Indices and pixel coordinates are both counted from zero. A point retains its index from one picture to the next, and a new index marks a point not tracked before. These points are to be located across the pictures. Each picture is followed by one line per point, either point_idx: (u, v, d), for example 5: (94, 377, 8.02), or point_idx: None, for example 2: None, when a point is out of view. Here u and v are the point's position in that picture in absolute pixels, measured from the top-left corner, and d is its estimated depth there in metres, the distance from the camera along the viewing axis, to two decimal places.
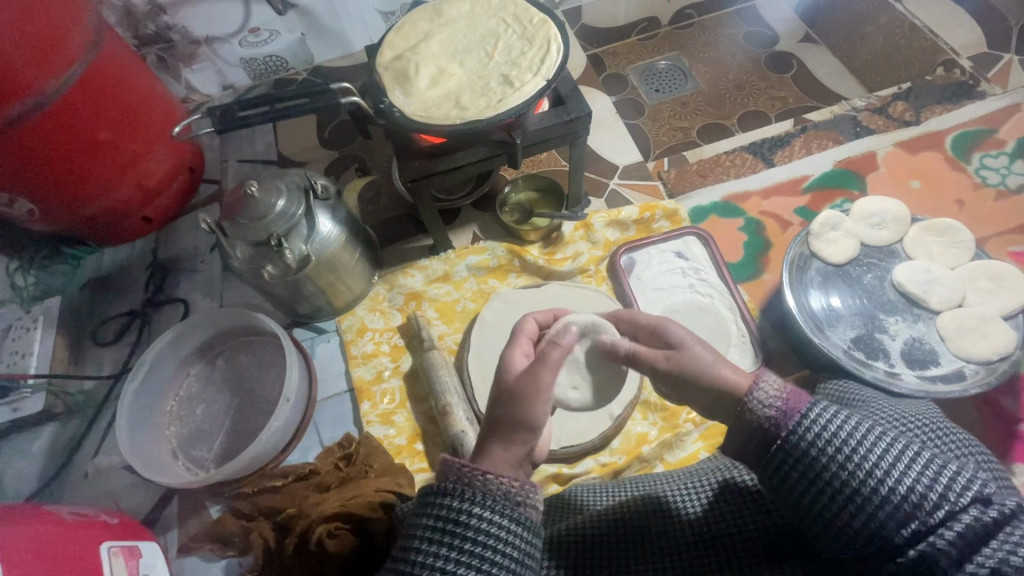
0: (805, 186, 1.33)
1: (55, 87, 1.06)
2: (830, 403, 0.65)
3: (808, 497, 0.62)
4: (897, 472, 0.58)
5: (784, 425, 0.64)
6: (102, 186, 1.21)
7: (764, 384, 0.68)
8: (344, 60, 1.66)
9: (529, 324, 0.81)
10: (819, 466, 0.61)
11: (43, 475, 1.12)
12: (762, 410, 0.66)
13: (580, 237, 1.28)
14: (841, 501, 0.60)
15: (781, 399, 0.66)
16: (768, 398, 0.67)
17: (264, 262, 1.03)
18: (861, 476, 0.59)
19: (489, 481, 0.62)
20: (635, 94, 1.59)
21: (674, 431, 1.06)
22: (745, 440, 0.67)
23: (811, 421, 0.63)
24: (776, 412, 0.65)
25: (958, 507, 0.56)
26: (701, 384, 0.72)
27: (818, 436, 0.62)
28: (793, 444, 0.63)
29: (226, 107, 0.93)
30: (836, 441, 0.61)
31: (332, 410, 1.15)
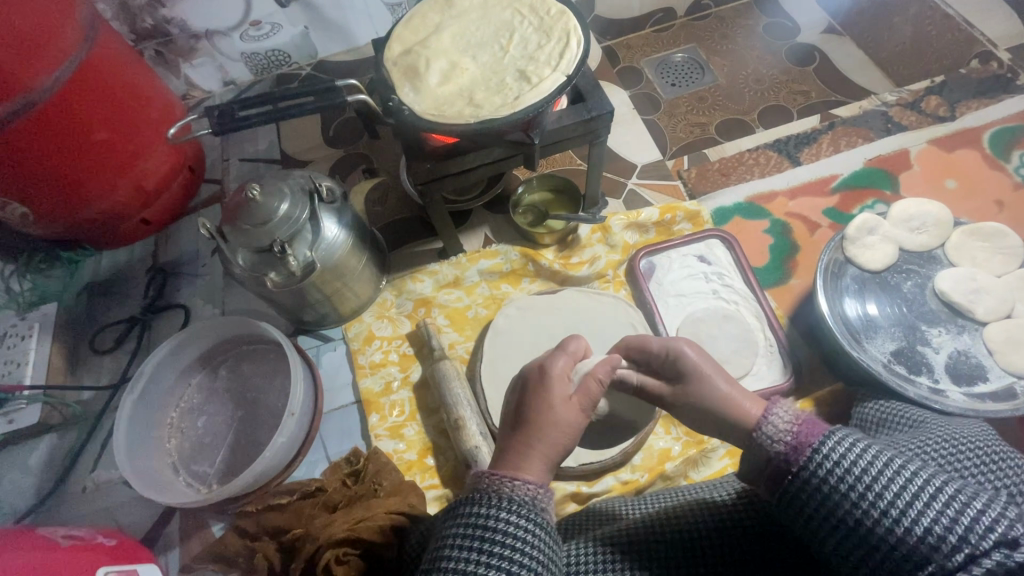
0: (834, 185, 1.27)
1: (48, 84, 1.01)
2: (846, 433, 0.60)
3: (817, 530, 0.59)
4: (912, 510, 0.53)
5: (793, 459, 0.61)
6: (99, 188, 1.17)
7: (777, 414, 0.65)
8: (349, 54, 1.60)
9: (575, 343, 0.83)
10: (826, 503, 0.58)
11: (40, 490, 1.07)
12: (772, 445, 0.63)
13: (597, 240, 1.22)
14: (851, 541, 0.56)
15: (792, 431, 0.63)
16: (778, 432, 0.63)
17: (266, 270, 0.98)
18: (870, 515, 0.55)
19: (515, 487, 0.65)
20: (650, 88, 1.51)
21: (698, 447, 1.01)
22: (755, 474, 0.65)
23: (819, 455, 0.59)
24: (785, 446, 0.62)
25: (979, 550, 0.50)
26: (713, 413, 0.73)
27: (827, 471, 0.58)
28: (801, 480, 0.59)
29: (224, 106, 0.87)
30: (846, 476, 0.57)
31: (338, 422, 1.10)
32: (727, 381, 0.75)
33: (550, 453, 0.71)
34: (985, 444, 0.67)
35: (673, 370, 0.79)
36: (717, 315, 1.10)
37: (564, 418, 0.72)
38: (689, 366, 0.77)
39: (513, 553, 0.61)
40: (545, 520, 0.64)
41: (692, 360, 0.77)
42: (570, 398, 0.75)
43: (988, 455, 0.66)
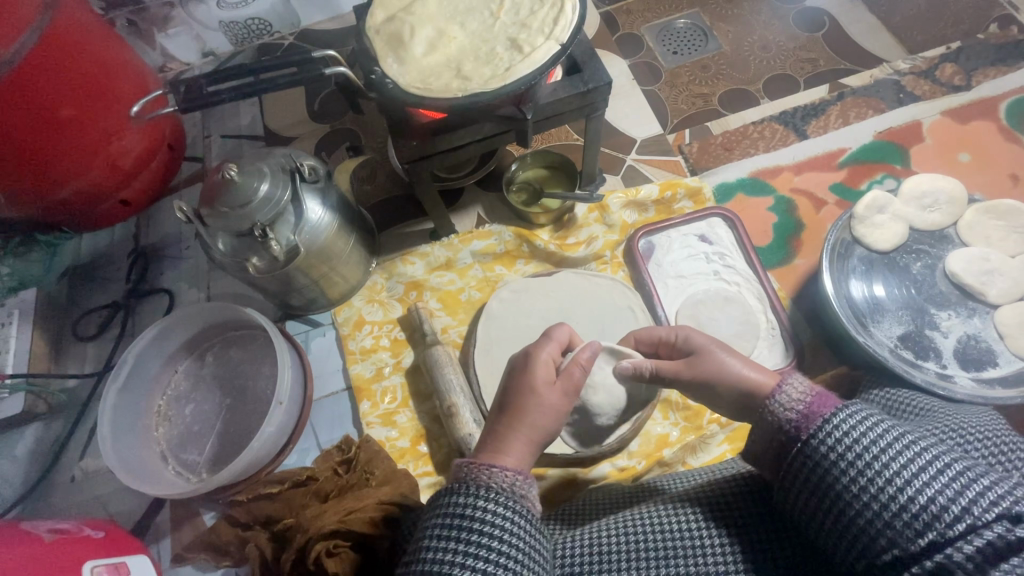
0: (842, 160, 1.22)
1: (5, 58, 0.94)
2: (858, 405, 0.58)
3: (817, 502, 0.56)
4: (916, 481, 0.51)
5: (802, 428, 0.59)
6: (72, 168, 1.11)
7: (787, 388, 0.62)
8: (333, 23, 1.53)
9: (561, 331, 0.79)
10: (827, 473, 0.56)
11: (28, 479, 1.06)
12: (782, 413, 0.61)
13: (594, 219, 1.16)
14: (850, 516, 0.54)
15: (803, 402, 0.61)
16: (789, 402, 0.61)
17: (248, 254, 0.94)
18: (872, 486, 0.53)
19: (493, 475, 0.62)
20: (650, 57, 1.43)
21: (697, 433, 0.98)
22: (762, 446, 0.63)
23: (830, 426, 0.57)
24: (796, 414, 0.60)
25: (981, 522, 0.48)
26: (724, 389, 0.70)
27: (836, 442, 0.56)
28: (810, 450, 0.57)
29: (191, 81, 0.78)
30: (854, 448, 0.55)
31: (330, 410, 1.07)
32: (736, 356, 0.72)
33: (541, 440, 0.69)
34: (996, 432, 0.64)
35: (687, 344, 0.76)
36: (718, 297, 1.06)
37: (550, 402, 0.71)
38: (698, 343, 0.75)
39: (493, 542, 0.59)
40: (525, 508, 0.62)
41: (701, 335, 0.75)
42: (554, 381, 0.73)
43: (1000, 443, 0.63)
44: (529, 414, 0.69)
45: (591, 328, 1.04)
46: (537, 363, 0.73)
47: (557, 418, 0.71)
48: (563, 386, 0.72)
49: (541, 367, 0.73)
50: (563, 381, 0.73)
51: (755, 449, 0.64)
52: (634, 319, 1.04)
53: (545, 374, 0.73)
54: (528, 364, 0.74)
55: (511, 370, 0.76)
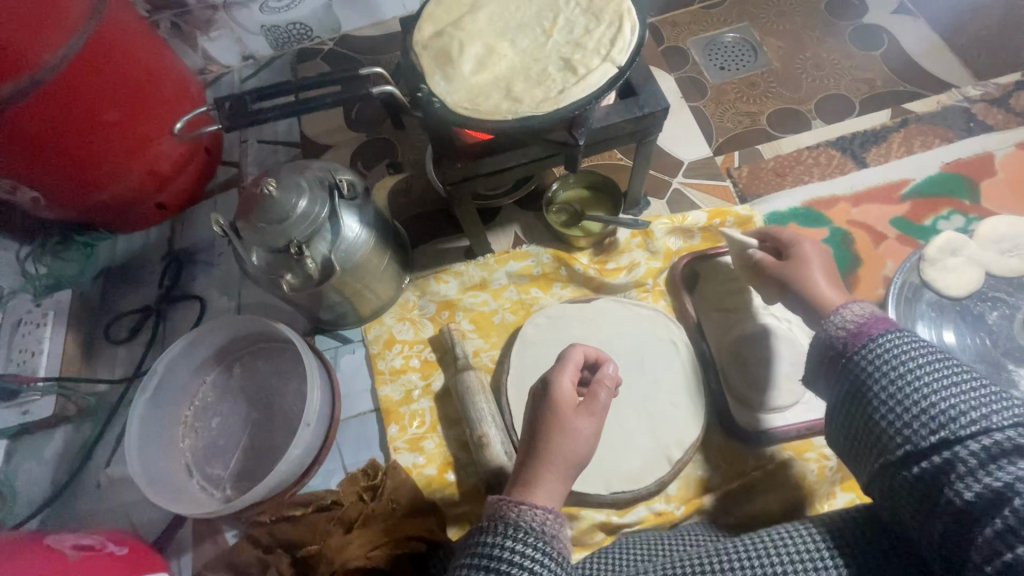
0: (905, 192, 1.14)
1: (52, 63, 0.93)
2: (907, 331, 0.64)
3: (851, 403, 0.65)
4: (944, 391, 0.57)
5: (849, 340, 0.66)
6: (111, 173, 1.11)
7: (847, 309, 0.68)
8: (374, 29, 1.51)
9: (575, 352, 0.80)
10: (864, 376, 0.63)
11: (56, 482, 1.07)
12: (836, 328, 0.68)
13: (636, 245, 1.11)
14: (875, 412, 0.62)
15: (860, 320, 0.67)
16: (844, 320, 0.68)
17: (282, 271, 0.92)
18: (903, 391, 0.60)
19: (522, 513, 0.62)
20: (696, 72, 1.38)
21: (741, 480, 0.93)
22: (818, 356, 0.70)
23: (876, 339, 0.64)
24: (849, 329, 0.67)
25: (994, 426, 0.53)
26: (800, 293, 0.78)
27: (880, 352, 0.63)
28: (854, 358, 0.65)
29: (237, 99, 0.74)
30: (897, 358, 0.62)
31: (356, 431, 1.04)
32: (828, 273, 0.78)
33: None
34: None
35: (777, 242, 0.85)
36: (768, 335, 1.00)
37: (581, 430, 0.73)
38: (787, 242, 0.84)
39: None
40: (555, 551, 0.61)
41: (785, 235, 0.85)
42: (578, 406, 0.75)
43: None
44: (560, 443, 0.71)
45: (630, 363, 0.99)
46: (560, 396, 0.74)
47: (591, 444, 0.73)
48: (588, 409, 0.75)
49: (563, 395, 0.74)
50: (589, 405, 0.75)
51: (813, 361, 0.71)
52: (677, 354, 0.99)
53: (568, 402, 0.74)
54: (550, 397, 0.75)
55: (534, 397, 0.77)
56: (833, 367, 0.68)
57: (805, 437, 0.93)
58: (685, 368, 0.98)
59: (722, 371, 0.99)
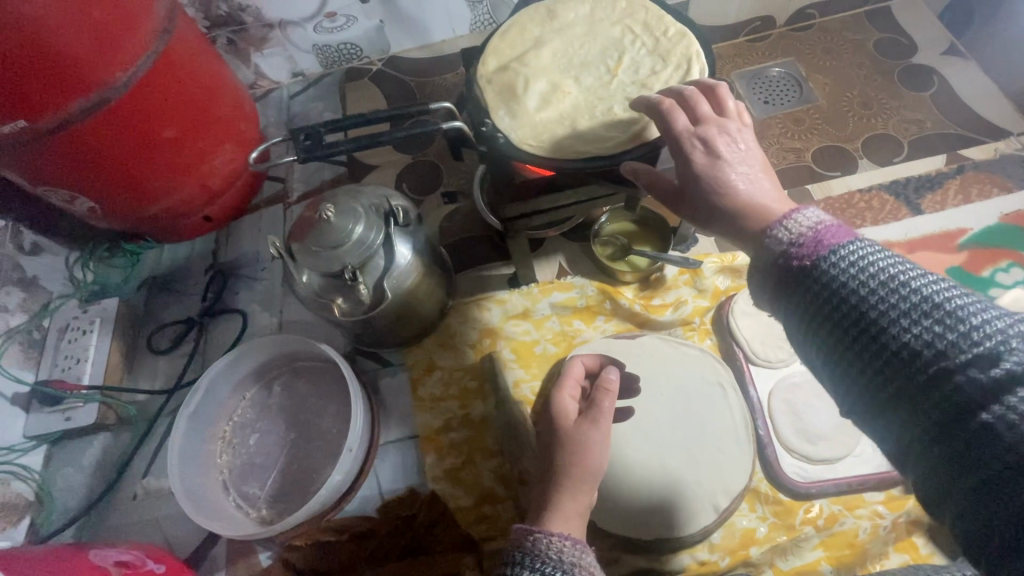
0: (961, 241, 1.12)
1: (123, 81, 0.95)
2: (863, 240, 0.56)
3: (813, 329, 0.56)
4: (908, 318, 0.50)
5: (802, 257, 0.57)
6: (165, 186, 1.12)
7: (794, 219, 0.59)
8: (421, 51, 1.53)
9: (574, 368, 0.88)
10: (825, 297, 0.55)
11: (93, 491, 1.07)
12: (784, 241, 0.59)
13: (684, 282, 1.10)
14: (843, 341, 0.54)
15: (813, 227, 0.58)
16: (794, 232, 0.59)
17: (334, 295, 0.92)
18: (868, 312, 0.52)
19: (538, 541, 0.65)
20: (741, 105, 1.37)
21: (789, 532, 0.90)
22: (761, 274, 0.62)
23: (832, 255, 0.55)
24: (799, 243, 0.58)
25: (966, 359, 0.47)
26: (718, 207, 0.67)
27: (837, 272, 0.54)
28: (809, 278, 0.56)
29: (312, 130, 0.77)
30: (857, 277, 0.53)
31: (394, 458, 1.03)
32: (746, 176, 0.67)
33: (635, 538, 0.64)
34: None
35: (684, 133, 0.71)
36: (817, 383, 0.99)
37: (591, 438, 0.76)
38: (701, 134, 0.69)
39: None
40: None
41: (676, 133, 0.71)
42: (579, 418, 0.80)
43: None
44: (567, 453, 0.76)
45: (676, 407, 0.97)
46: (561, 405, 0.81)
47: (603, 453, 0.76)
48: (590, 419, 0.79)
49: (563, 407, 0.81)
50: (593, 414, 0.79)
51: (758, 280, 0.63)
52: (725, 397, 0.97)
53: (569, 411, 0.81)
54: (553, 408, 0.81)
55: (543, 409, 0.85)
56: (789, 287, 0.58)
57: (856, 492, 0.91)
58: (734, 413, 0.96)
59: (772, 419, 0.97)
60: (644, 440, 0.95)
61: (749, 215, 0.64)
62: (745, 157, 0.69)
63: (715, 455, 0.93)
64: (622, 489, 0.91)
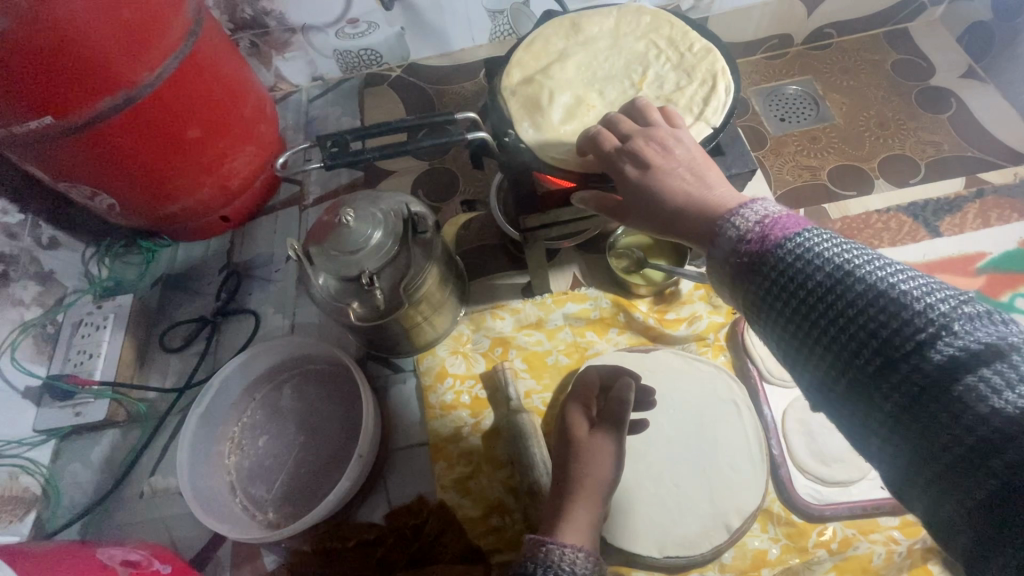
0: (980, 265, 1.11)
1: (149, 81, 0.96)
2: (811, 227, 0.55)
3: (768, 323, 0.55)
4: (863, 301, 0.49)
5: (757, 246, 0.55)
6: (184, 185, 1.13)
7: (748, 211, 0.58)
8: (441, 59, 1.54)
9: (590, 375, 0.89)
10: (774, 290, 0.54)
11: (100, 487, 1.07)
12: (738, 230, 0.57)
13: (699, 297, 1.10)
14: (803, 329, 0.52)
15: (760, 221, 0.57)
16: (748, 221, 0.58)
17: (350, 300, 0.92)
18: (817, 304, 0.51)
19: (553, 551, 0.64)
20: (757, 122, 1.37)
21: (801, 556, 0.88)
22: (717, 266, 0.60)
23: (787, 242, 0.54)
24: (752, 232, 0.56)
25: (926, 337, 0.45)
26: (666, 207, 0.66)
27: (791, 259, 0.53)
28: (766, 266, 0.54)
29: (339, 138, 0.78)
30: (812, 262, 0.52)
31: (403, 465, 1.03)
32: (696, 180, 0.67)
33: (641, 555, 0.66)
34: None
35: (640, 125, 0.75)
36: None
37: (607, 447, 0.76)
38: (654, 131, 0.72)
39: None
40: None
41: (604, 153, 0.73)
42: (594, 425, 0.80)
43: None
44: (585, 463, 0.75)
45: (690, 423, 0.97)
46: (578, 413, 0.81)
47: (620, 464, 0.76)
48: (606, 428, 0.78)
49: (580, 413, 0.81)
50: (609, 421, 0.79)
51: (715, 273, 0.61)
52: (739, 415, 0.96)
53: (584, 417, 0.81)
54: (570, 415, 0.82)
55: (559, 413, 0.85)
56: (741, 281, 0.57)
57: (872, 516, 0.90)
58: (748, 431, 0.95)
59: (785, 440, 0.96)
60: (656, 456, 0.94)
61: (700, 211, 0.64)
62: (688, 165, 0.69)
63: (728, 473, 0.92)
64: (633, 505, 0.90)
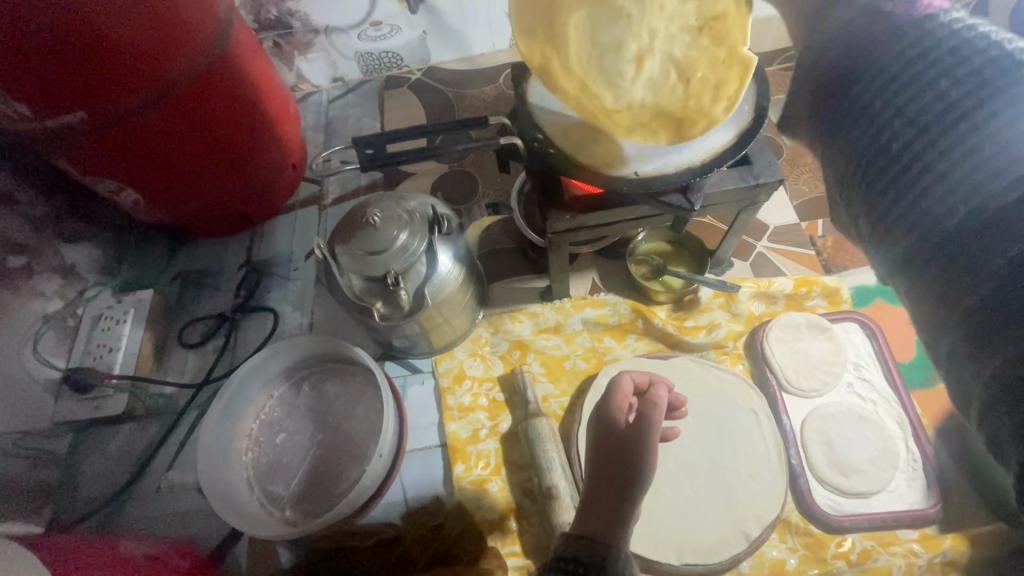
0: None
1: (180, 78, 0.97)
2: None
3: (857, 129, 0.56)
4: (1016, 134, 0.47)
5: (924, 35, 0.54)
6: (209, 182, 1.14)
7: (955, 11, 0.54)
8: (460, 63, 1.56)
9: (624, 382, 0.87)
10: (887, 125, 0.53)
11: (117, 481, 1.07)
12: (916, 4, 0.56)
13: (718, 305, 1.10)
14: (915, 142, 0.51)
15: (950, 23, 0.54)
16: (947, 15, 0.55)
17: (374, 300, 0.92)
18: (949, 122, 0.50)
19: (589, 548, 0.66)
20: (774, 132, 1.38)
21: (820, 566, 0.88)
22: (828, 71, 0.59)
23: (980, 44, 0.51)
24: (936, 9, 0.55)
25: None
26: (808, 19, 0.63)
27: (968, 63, 0.51)
28: (928, 59, 0.52)
29: (373, 140, 0.79)
30: (990, 77, 0.49)
31: (421, 466, 1.03)
32: None
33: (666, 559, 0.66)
34: None
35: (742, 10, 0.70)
36: (852, 414, 0.97)
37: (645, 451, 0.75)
38: None
39: None
40: None
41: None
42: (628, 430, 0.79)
43: None
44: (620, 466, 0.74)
45: (709, 431, 0.97)
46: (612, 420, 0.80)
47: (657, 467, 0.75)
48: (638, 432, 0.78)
49: (615, 417, 0.80)
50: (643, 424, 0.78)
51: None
52: (757, 424, 0.97)
53: (618, 422, 0.80)
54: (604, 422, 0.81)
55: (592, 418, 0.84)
56: (842, 94, 0.58)
57: (891, 528, 0.90)
58: (767, 441, 0.95)
59: (804, 449, 0.96)
60: (675, 462, 0.95)
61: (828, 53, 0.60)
62: None
63: (747, 482, 0.92)
64: (652, 513, 0.90)
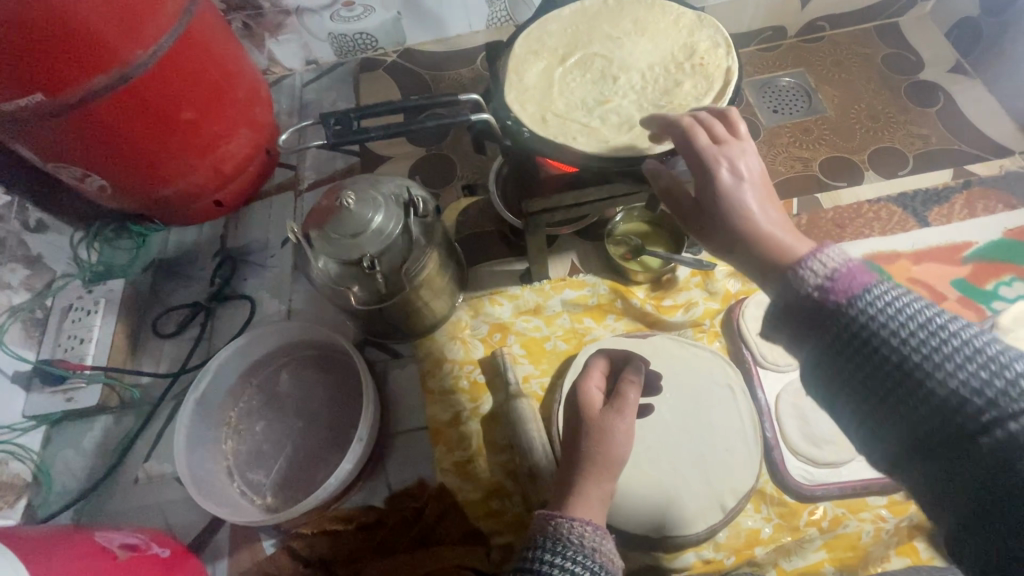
0: (965, 254, 1.14)
1: (144, 59, 0.94)
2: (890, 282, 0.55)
3: (836, 386, 0.56)
4: (948, 362, 0.50)
5: (829, 299, 0.55)
6: (178, 168, 1.11)
7: (817, 261, 0.57)
8: (437, 45, 1.53)
9: (599, 360, 0.87)
10: (833, 346, 0.55)
11: (93, 474, 1.05)
12: (814, 279, 0.56)
13: (695, 284, 1.12)
14: (884, 394, 0.53)
15: (833, 272, 0.56)
16: (820, 272, 0.56)
17: (350, 283, 0.92)
18: (892, 374, 0.52)
19: (567, 528, 0.65)
20: (751, 114, 1.39)
21: (794, 534, 0.91)
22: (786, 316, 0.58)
23: (861, 299, 0.54)
24: (825, 284, 0.55)
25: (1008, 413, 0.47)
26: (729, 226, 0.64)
27: (872, 316, 0.53)
28: (846, 326, 0.54)
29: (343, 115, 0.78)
30: (892, 319, 0.53)
31: (403, 449, 1.03)
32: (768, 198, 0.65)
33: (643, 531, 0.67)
34: None
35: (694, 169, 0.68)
36: None
37: (620, 428, 0.76)
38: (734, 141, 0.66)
39: None
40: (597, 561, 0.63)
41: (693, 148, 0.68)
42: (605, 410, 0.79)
43: None
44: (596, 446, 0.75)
45: (686, 406, 0.98)
46: (589, 399, 0.80)
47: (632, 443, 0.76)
48: (615, 411, 0.78)
49: (592, 398, 0.80)
50: (621, 404, 0.79)
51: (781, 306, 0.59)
52: (733, 399, 0.99)
53: (596, 402, 0.80)
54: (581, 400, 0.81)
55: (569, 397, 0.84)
56: (801, 327, 0.57)
57: (861, 496, 0.93)
58: (742, 414, 0.97)
59: (779, 422, 0.98)
60: (654, 439, 0.95)
61: (762, 244, 0.62)
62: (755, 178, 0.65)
63: (723, 455, 0.94)
64: (632, 489, 0.92)
